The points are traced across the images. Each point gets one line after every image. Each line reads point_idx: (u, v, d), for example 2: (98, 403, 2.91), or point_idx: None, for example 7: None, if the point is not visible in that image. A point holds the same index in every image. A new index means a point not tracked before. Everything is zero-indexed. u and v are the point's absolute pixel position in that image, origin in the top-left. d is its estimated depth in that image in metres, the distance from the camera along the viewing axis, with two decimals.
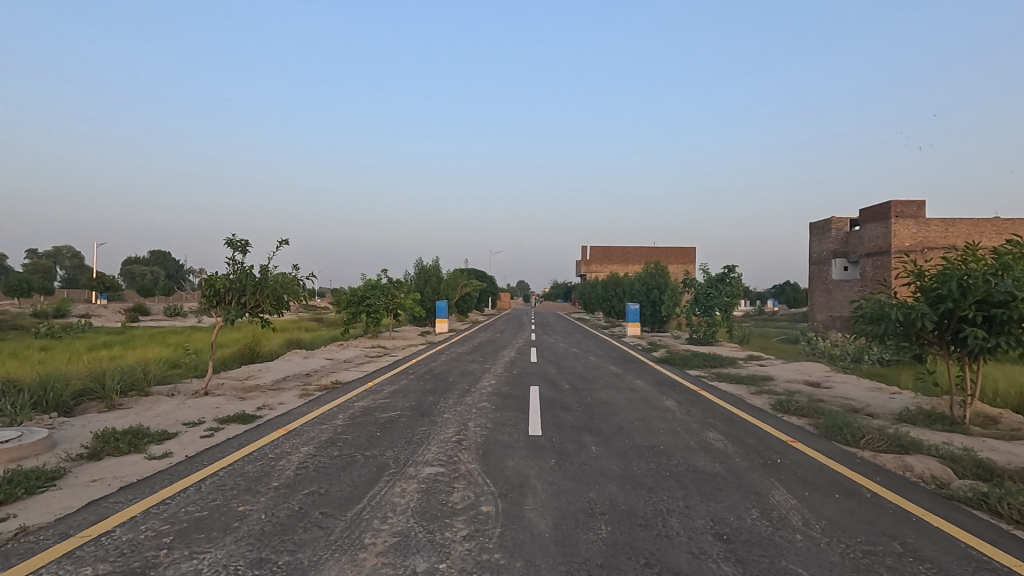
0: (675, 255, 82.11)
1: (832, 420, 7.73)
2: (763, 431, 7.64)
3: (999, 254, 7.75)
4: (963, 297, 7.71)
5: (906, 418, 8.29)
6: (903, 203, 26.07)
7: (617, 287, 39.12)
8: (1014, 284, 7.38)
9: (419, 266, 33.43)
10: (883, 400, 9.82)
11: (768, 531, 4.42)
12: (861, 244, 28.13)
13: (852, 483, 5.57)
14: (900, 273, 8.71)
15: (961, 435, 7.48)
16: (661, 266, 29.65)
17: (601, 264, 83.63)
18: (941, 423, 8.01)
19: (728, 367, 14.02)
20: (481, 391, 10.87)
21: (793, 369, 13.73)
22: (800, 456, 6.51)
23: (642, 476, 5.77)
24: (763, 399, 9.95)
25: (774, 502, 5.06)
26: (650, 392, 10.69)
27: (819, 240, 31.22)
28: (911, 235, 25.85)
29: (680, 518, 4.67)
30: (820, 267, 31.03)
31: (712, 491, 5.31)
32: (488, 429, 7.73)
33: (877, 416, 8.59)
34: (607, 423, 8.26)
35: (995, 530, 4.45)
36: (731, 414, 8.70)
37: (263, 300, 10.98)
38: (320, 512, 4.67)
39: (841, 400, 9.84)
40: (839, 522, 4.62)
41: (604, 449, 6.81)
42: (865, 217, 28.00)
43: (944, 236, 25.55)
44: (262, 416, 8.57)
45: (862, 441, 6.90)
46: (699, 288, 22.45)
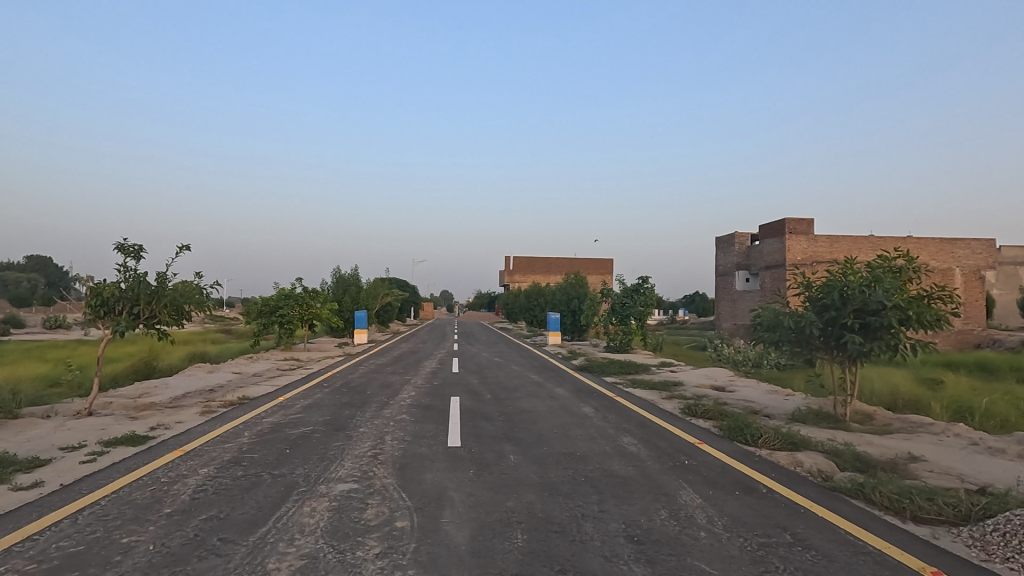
0: (595, 267, 84.97)
1: (734, 421, 8.24)
2: (672, 434, 8.02)
3: (873, 268, 8.63)
4: (844, 306, 8.52)
5: (798, 417, 9.01)
6: (796, 221, 28.59)
7: (540, 296, 39.83)
8: (885, 294, 8.24)
9: (336, 274, 32.16)
10: (779, 401, 10.64)
11: (676, 530, 4.64)
12: (760, 257, 30.48)
13: (752, 480, 5.97)
14: (793, 285, 9.55)
15: (843, 432, 8.21)
16: (580, 277, 30.48)
17: (524, 274, 85.15)
18: (826, 421, 8.80)
19: (642, 374, 14.66)
20: (400, 403, 10.60)
21: (701, 374, 14.49)
22: (706, 456, 6.90)
23: (559, 483, 5.86)
24: (674, 403, 10.42)
25: (682, 501, 5.31)
26: (570, 399, 10.91)
27: (724, 254, 33.42)
28: (803, 250, 28.36)
29: (594, 522, 4.79)
30: (725, 279, 33.31)
31: (626, 494, 5.48)
32: (406, 442, 7.55)
33: (774, 417, 9.27)
34: (526, 432, 8.32)
35: (869, 517, 4.93)
36: (644, 419, 9.03)
37: (159, 311, 10.09)
38: (219, 538, 4.34)
39: (742, 402, 10.58)
40: (738, 517, 4.93)
41: (523, 457, 6.86)
42: (764, 233, 30.42)
43: (830, 251, 28.27)
44: (156, 436, 7.86)
45: (759, 440, 7.42)
46: (616, 298, 23.30)
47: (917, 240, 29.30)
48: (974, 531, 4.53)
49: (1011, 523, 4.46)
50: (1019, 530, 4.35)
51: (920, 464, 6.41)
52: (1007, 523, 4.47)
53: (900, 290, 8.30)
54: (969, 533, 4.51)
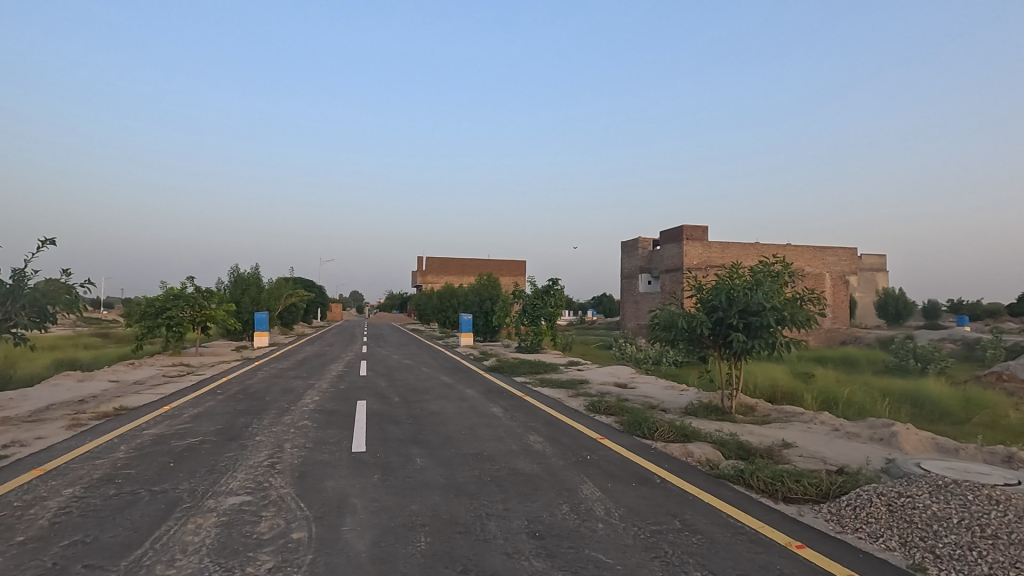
0: (508, 268, 85.98)
1: (633, 416, 8.70)
2: (577, 431, 8.32)
3: (755, 272, 9.46)
4: (730, 307, 9.27)
5: (690, 411, 9.68)
6: (692, 228, 30.70)
7: (452, 297, 39.64)
8: (765, 296, 9.07)
9: (233, 273, 30.03)
10: (675, 396, 11.37)
11: (576, 523, 4.81)
12: (661, 261, 32.40)
13: (647, 471, 6.33)
14: (687, 287, 10.26)
15: (729, 423, 8.94)
16: (493, 279, 30.70)
17: (436, 275, 84.42)
18: (715, 413, 9.53)
19: (550, 373, 15.05)
20: (302, 409, 10.11)
21: (606, 372, 15.14)
22: (607, 451, 7.23)
23: (465, 483, 5.87)
24: (580, 401, 10.79)
25: (582, 495, 5.52)
26: (479, 400, 10.95)
27: (628, 257, 35.16)
28: (698, 255, 30.50)
29: (498, 520, 4.85)
30: (630, 281, 35.04)
31: (530, 491, 5.61)
32: (307, 449, 7.22)
33: (669, 411, 9.89)
34: (434, 433, 8.26)
35: (747, 500, 5.40)
36: (551, 417, 9.29)
37: (16, 313, 8.88)
38: (84, 566, 3.90)
39: (642, 398, 11.19)
40: (633, 507, 5.21)
41: (430, 460, 6.80)
42: (665, 238, 32.36)
43: (721, 256, 30.64)
44: (9, 455, 6.91)
45: (655, 433, 7.89)
46: (527, 299, 23.72)
47: (794, 248, 32.55)
48: (832, 506, 5.11)
49: (861, 498, 5.07)
50: (867, 504, 4.95)
51: (792, 450, 7.13)
52: (857, 498, 5.08)
53: (777, 292, 9.16)
54: (828, 509, 5.08)
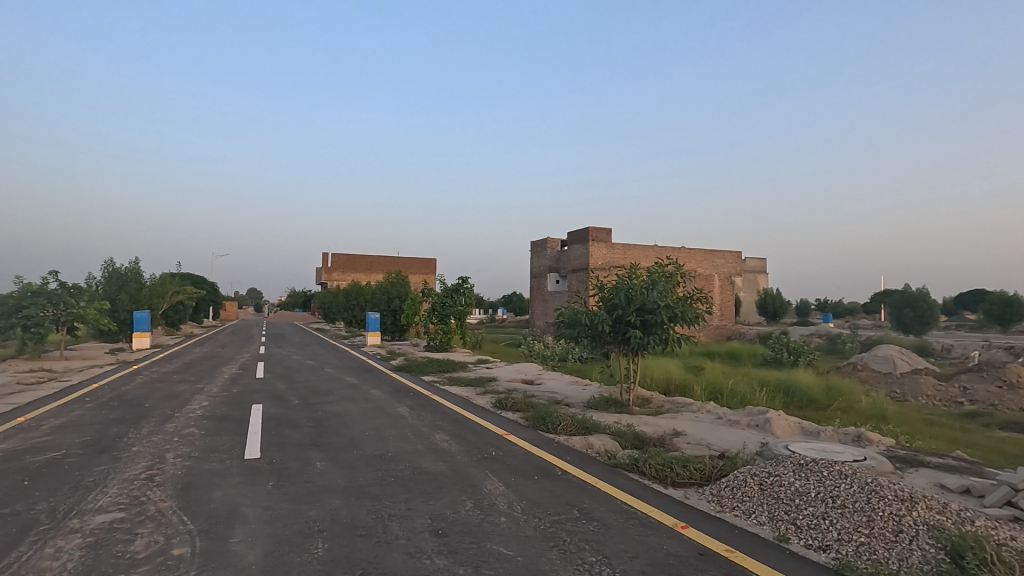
0: (418, 266, 84.70)
1: (538, 411, 8.94)
2: (484, 428, 8.39)
3: (652, 272, 10.07)
4: (629, 305, 9.80)
5: (592, 405, 10.12)
6: (598, 229, 32.01)
7: (359, 295, 38.35)
8: (659, 295, 9.68)
9: (108, 268, 27.03)
10: (578, 391, 11.82)
11: (479, 518, 4.87)
12: (568, 261, 33.48)
13: (549, 464, 6.54)
14: (590, 286, 10.71)
15: (627, 415, 9.45)
16: (402, 276, 30.10)
17: (343, 272, 81.29)
18: (614, 407, 10.03)
19: (459, 371, 15.05)
20: (189, 415, 9.33)
21: (514, 370, 15.41)
22: (511, 446, 7.37)
23: (367, 485, 5.73)
24: (487, 398, 10.90)
25: (486, 491, 5.60)
26: (385, 400, 10.71)
27: (537, 257, 35.95)
28: (603, 256, 31.85)
29: (400, 521, 4.79)
30: (538, 280, 35.87)
31: (434, 490, 5.59)
32: (193, 459, 6.69)
33: (573, 406, 10.28)
34: (336, 436, 7.98)
35: (639, 487, 5.75)
36: (458, 415, 9.30)
37: None
38: None
39: (547, 394, 11.51)
40: (535, 499, 5.37)
41: (331, 463, 6.57)
42: (572, 239, 33.48)
43: (624, 257, 32.23)
44: None
45: (558, 427, 8.17)
46: (437, 298, 23.52)
47: (688, 251, 34.96)
48: (713, 488, 5.58)
49: (737, 479, 5.58)
50: (742, 484, 5.46)
51: (681, 438, 7.68)
52: (734, 479, 5.59)
53: (670, 292, 9.81)
54: (710, 491, 5.53)
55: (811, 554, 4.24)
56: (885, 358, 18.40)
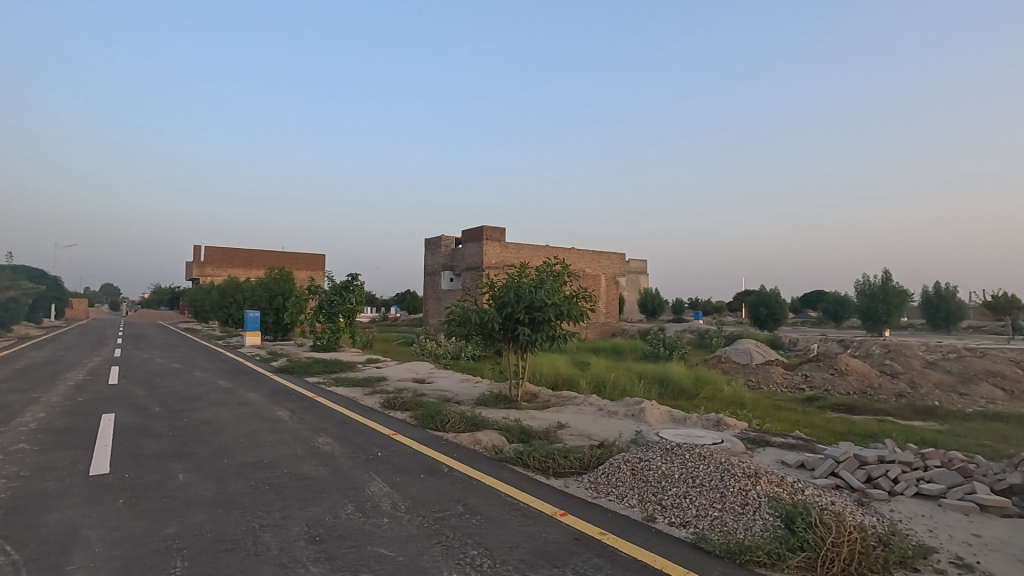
0: (305, 262, 80.19)
1: (427, 410, 8.87)
2: (370, 429, 8.16)
3: (540, 271, 10.41)
4: (518, 303, 10.05)
5: (482, 402, 10.24)
6: (492, 229, 32.41)
7: (236, 292, 35.48)
8: (547, 293, 10.03)
9: None
10: (468, 389, 11.90)
11: (360, 521, 4.74)
12: (463, 260, 33.54)
13: (436, 462, 6.52)
14: (481, 285, 10.84)
15: (515, 410, 9.70)
16: (287, 273, 28.34)
17: (218, 267, 74.72)
18: (503, 403, 10.24)
19: (346, 372, 14.48)
20: (18, 429, 8.06)
21: (405, 369, 15.15)
22: (398, 446, 7.24)
23: (238, 496, 5.33)
24: (375, 399, 10.61)
25: (369, 493, 5.45)
26: (263, 404, 10.03)
27: (432, 255, 35.62)
28: (496, 255, 32.27)
29: (274, 530, 4.52)
30: (432, 278, 35.53)
31: (313, 495, 5.34)
32: (22, 479, 5.80)
33: (463, 403, 10.32)
34: (205, 444, 7.33)
35: (523, 480, 5.92)
36: (343, 417, 8.95)
37: None
38: None
39: (438, 392, 11.46)
40: (419, 498, 5.32)
41: (196, 474, 6.02)
42: (466, 238, 33.58)
43: (517, 256, 32.89)
44: None
45: (447, 425, 8.17)
46: (324, 295, 22.42)
47: (577, 251, 36.56)
48: (591, 476, 5.90)
49: (613, 466, 5.95)
50: (617, 470, 5.83)
51: (564, 430, 8.02)
52: (610, 466, 5.95)
53: (557, 290, 10.17)
54: (588, 478, 5.85)
55: (673, 530, 4.64)
56: (744, 351, 20.57)
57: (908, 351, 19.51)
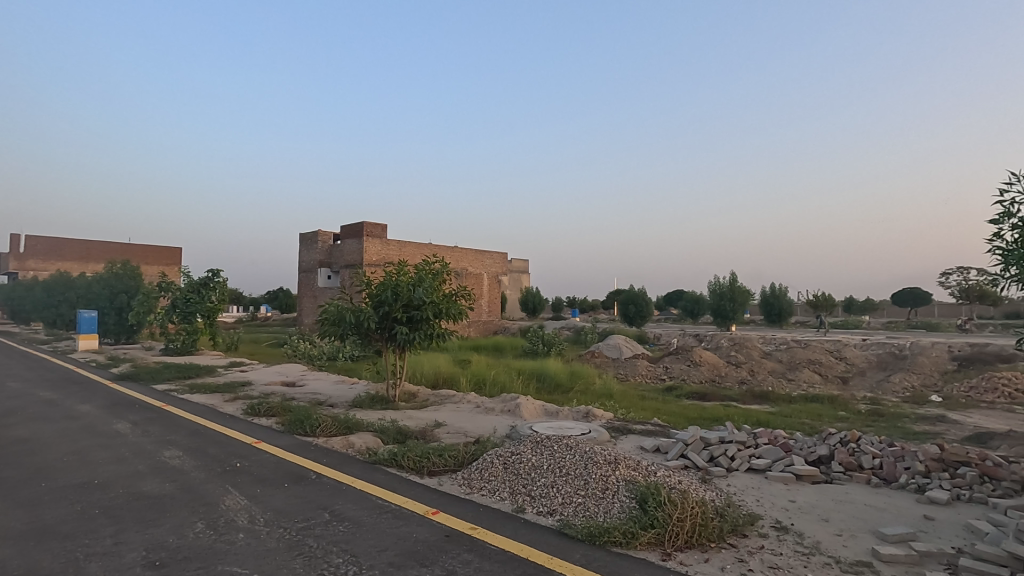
0: (158, 256, 71.63)
1: (295, 414, 8.36)
2: (229, 438, 7.52)
3: (419, 269, 10.28)
4: (395, 301, 9.86)
5: (357, 404, 9.90)
6: (372, 225, 31.39)
7: (67, 290, 30.69)
8: (425, 292, 9.92)
9: None
10: (343, 391, 11.43)
11: (211, 539, 4.34)
12: (341, 256, 32.10)
13: (302, 469, 6.18)
14: (358, 282, 10.48)
15: (391, 411, 9.50)
16: (133, 268, 25.11)
17: (43, 260, 64.12)
18: (380, 404, 9.98)
19: (204, 377, 13.19)
20: None
21: (273, 372, 14.15)
22: (261, 455, 6.75)
23: (58, 523, 4.62)
24: (237, 405, 9.78)
25: (223, 508, 5.01)
26: (99, 417, 8.81)
27: (307, 250, 33.63)
28: (377, 252, 31.28)
29: (103, 559, 3.99)
30: (307, 275, 33.57)
31: (155, 516, 4.80)
32: None
33: (336, 406, 9.89)
34: (16, 467, 6.25)
35: (396, 481, 5.82)
36: (197, 427, 8.13)
37: None
38: None
39: (309, 395, 10.86)
40: (282, 509, 5.01)
41: (3, 503, 5.12)
42: (345, 233, 32.18)
43: (398, 253, 32.16)
44: None
45: (317, 429, 7.77)
46: (178, 293, 20.20)
47: (460, 250, 36.64)
48: (465, 473, 5.95)
49: (486, 461, 6.06)
50: (490, 465, 5.93)
51: (441, 428, 8.01)
52: (483, 461, 6.05)
53: (436, 289, 10.10)
54: (461, 475, 5.90)
55: (541, 519, 4.85)
56: (614, 346, 22.04)
57: (749, 344, 22.19)
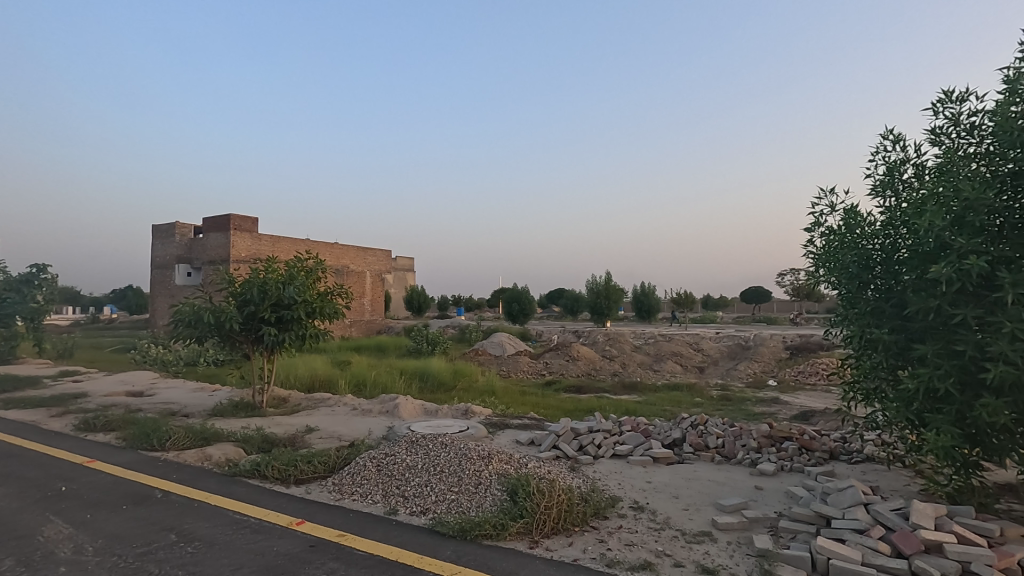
0: None
1: (141, 427, 7.47)
2: (53, 459, 6.52)
3: (290, 267, 9.66)
4: (262, 301, 9.20)
5: (217, 412, 9.09)
6: (241, 218, 28.99)
7: None
8: (297, 291, 9.34)
9: None
10: (202, 399, 10.43)
11: None
12: (204, 251, 29.26)
13: (146, 488, 5.54)
14: (220, 280, 9.64)
15: (258, 418, 8.85)
16: None
17: None
18: (244, 411, 9.25)
19: (25, 389, 11.31)
20: None
21: (116, 381, 12.53)
22: (95, 475, 5.94)
23: None
24: (67, 420, 8.52)
25: (41, 540, 4.34)
26: None
27: (163, 244, 30.20)
28: (246, 247, 28.90)
29: None
30: (162, 272, 30.13)
31: None
32: None
33: (192, 416, 9.00)
34: None
35: (259, 492, 5.44)
36: (11, 448, 6.95)
37: None
38: None
39: (160, 405, 9.76)
40: (117, 534, 4.45)
41: None
42: (208, 226, 29.37)
43: (271, 249, 30.02)
44: None
45: (167, 442, 7.01)
46: None
47: (341, 246, 35.08)
48: (335, 478, 5.71)
49: (358, 465, 5.86)
50: (362, 468, 5.75)
51: (312, 433, 7.62)
52: (355, 465, 5.85)
53: (309, 287, 9.56)
54: (332, 481, 5.66)
55: (413, 520, 4.80)
56: (498, 343, 22.47)
57: (621, 339, 23.81)
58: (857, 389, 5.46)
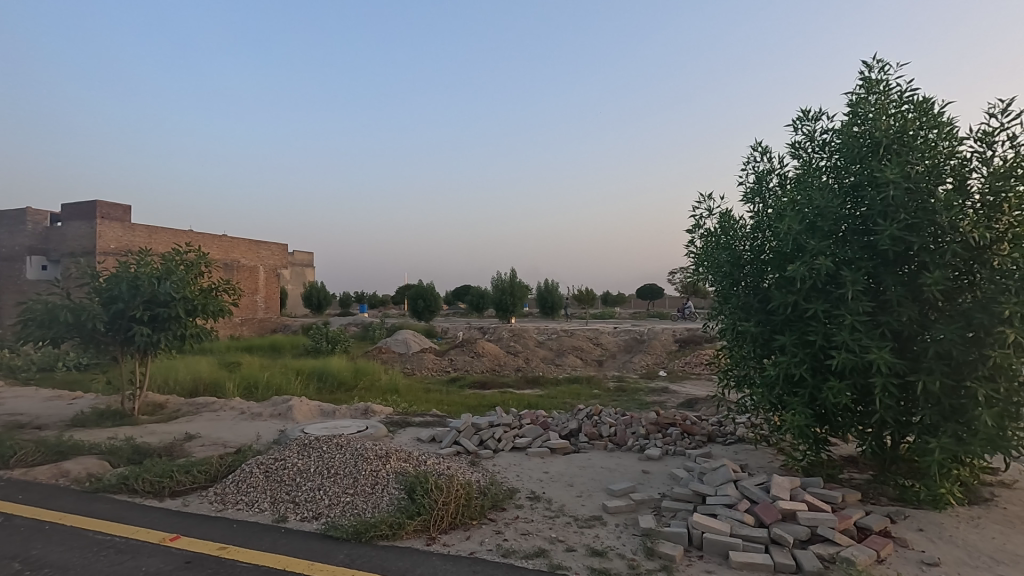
0: None
1: None
2: None
3: (167, 260, 8.81)
4: (132, 297, 8.32)
5: (78, 423, 8.11)
6: (110, 206, 25.96)
7: None
8: (174, 286, 8.52)
9: None
10: (59, 408, 9.25)
11: None
12: (63, 242, 25.88)
13: None
14: (81, 275, 8.60)
15: (128, 427, 8.01)
16: None
17: None
18: (111, 420, 8.32)
19: None
20: None
21: None
22: None
23: None
24: None
25: None
26: None
27: (10, 232, 26.30)
28: (117, 238, 25.94)
29: None
30: (9, 265, 26.23)
31: None
32: None
33: (46, 427, 7.95)
34: None
35: (127, 508, 4.94)
36: None
37: None
38: None
39: (5, 417, 8.52)
40: None
41: None
42: (68, 214, 26.00)
43: (148, 240, 27.21)
44: None
45: (12, 459, 6.13)
46: None
47: (230, 238, 32.60)
48: (218, 487, 5.32)
49: (244, 471, 5.50)
50: (249, 475, 5.40)
51: (193, 441, 7.03)
52: (241, 472, 5.48)
53: (189, 282, 8.77)
54: (213, 491, 5.26)
55: (304, 525, 4.60)
56: (403, 341, 22.06)
57: (525, 335, 24.33)
58: (730, 377, 6.01)
